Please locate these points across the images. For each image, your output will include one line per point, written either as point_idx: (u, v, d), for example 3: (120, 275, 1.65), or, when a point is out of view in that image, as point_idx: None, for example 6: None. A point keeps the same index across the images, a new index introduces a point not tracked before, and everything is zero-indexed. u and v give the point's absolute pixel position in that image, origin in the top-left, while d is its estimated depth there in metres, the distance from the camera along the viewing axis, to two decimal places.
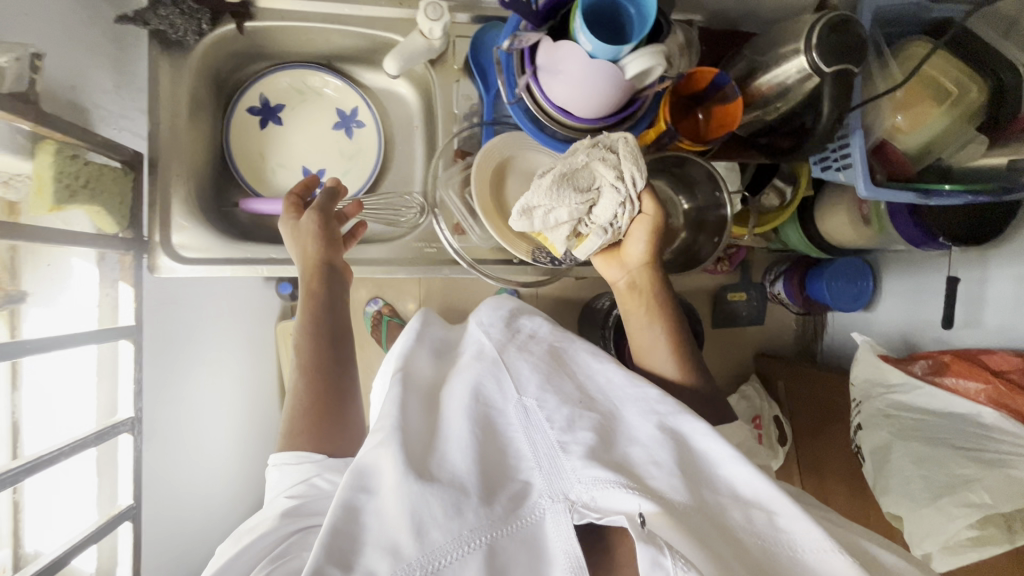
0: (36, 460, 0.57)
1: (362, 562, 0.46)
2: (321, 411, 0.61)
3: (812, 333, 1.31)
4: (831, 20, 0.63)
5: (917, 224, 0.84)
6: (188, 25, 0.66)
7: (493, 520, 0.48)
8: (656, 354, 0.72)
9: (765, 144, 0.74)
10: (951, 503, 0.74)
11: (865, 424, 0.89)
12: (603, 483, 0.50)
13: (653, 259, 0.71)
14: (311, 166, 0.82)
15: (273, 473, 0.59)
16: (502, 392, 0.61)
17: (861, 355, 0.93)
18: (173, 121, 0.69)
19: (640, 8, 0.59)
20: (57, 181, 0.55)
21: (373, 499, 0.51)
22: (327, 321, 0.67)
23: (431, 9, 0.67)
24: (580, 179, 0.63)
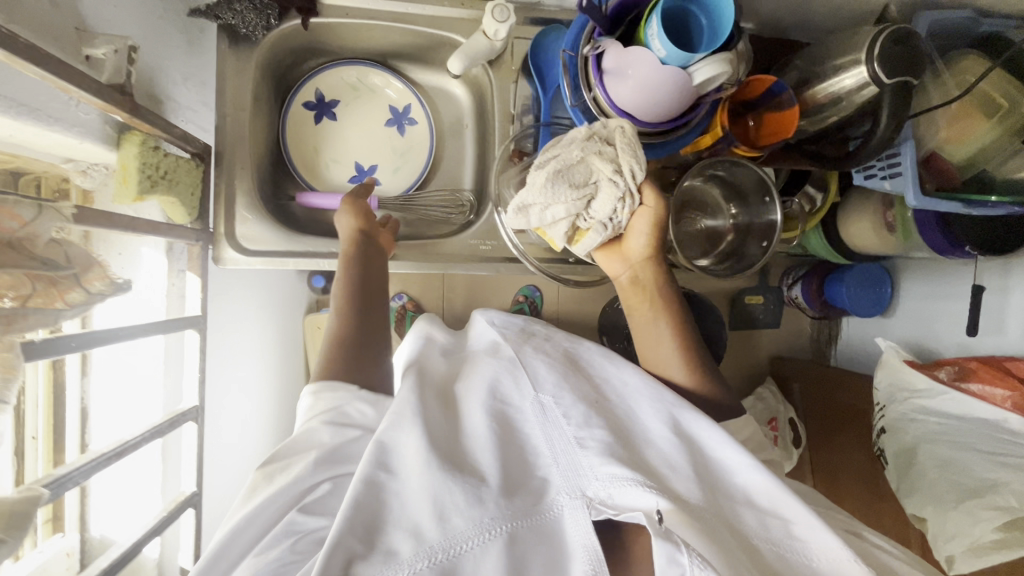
0: (126, 443, 0.56)
1: (386, 541, 0.46)
2: (354, 346, 0.62)
3: (826, 338, 1.34)
4: (893, 33, 0.64)
5: (943, 232, 0.83)
6: (258, 20, 0.67)
7: (513, 511, 0.49)
8: (660, 350, 0.69)
9: (813, 152, 0.75)
10: (976, 505, 0.75)
11: (888, 428, 0.93)
12: (621, 480, 0.50)
13: (657, 252, 0.70)
14: (364, 162, 0.84)
15: (308, 399, 0.58)
16: (518, 388, 0.61)
17: (885, 360, 0.95)
18: (236, 114, 0.69)
19: (712, 19, 0.59)
20: (141, 172, 0.56)
21: (393, 479, 0.51)
22: (362, 274, 0.68)
23: (497, 10, 0.67)
24: (576, 173, 0.62)
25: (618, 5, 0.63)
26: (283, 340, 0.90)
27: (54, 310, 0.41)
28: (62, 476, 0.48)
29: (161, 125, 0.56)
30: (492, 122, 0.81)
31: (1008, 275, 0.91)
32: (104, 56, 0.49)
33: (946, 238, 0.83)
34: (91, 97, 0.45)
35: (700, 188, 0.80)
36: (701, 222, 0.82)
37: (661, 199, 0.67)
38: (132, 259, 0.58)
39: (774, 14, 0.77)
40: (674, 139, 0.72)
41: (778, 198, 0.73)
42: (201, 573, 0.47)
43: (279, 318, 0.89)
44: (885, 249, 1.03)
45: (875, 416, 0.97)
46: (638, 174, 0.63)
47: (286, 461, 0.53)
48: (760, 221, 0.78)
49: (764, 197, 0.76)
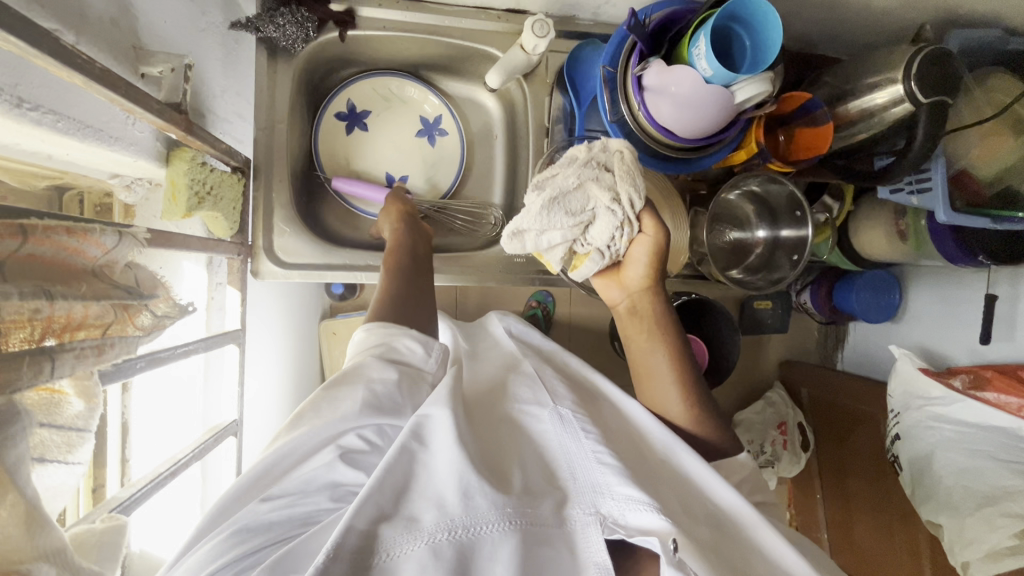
0: (185, 459, 0.55)
1: (409, 508, 0.46)
2: (403, 291, 0.65)
3: (833, 342, 1.33)
4: (931, 53, 0.65)
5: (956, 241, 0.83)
6: (298, 34, 0.67)
7: (530, 512, 0.47)
8: (660, 386, 0.66)
9: (841, 166, 0.77)
10: (993, 512, 0.76)
11: (904, 434, 0.94)
12: (634, 503, 0.49)
13: (653, 282, 0.67)
14: (394, 172, 0.84)
15: (361, 334, 0.60)
16: (538, 399, 0.62)
17: (900, 368, 0.96)
18: (272, 127, 0.69)
19: (756, 40, 0.59)
20: (189, 189, 0.56)
21: (425, 450, 0.50)
22: (406, 247, 0.72)
23: (538, 26, 0.67)
24: (572, 201, 0.60)
25: (659, 22, 0.65)
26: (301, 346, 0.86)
27: (129, 338, 0.37)
28: (126, 500, 0.46)
29: (209, 141, 0.56)
30: (526, 134, 0.81)
31: (1017, 282, 0.89)
32: (162, 74, 0.50)
33: (960, 246, 0.83)
34: (152, 118, 0.45)
35: (734, 202, 0.82)
36: (731, 234, 0.83)
37: (661, 226, 0.63)
38: (175, 271, 0.56)
39: (805, 29, 0.78)
40: (708, 153, 0.72)
41: (810, 210, 0.73)
42: (245, 481, 0.48)
43: (299, 323, 0.85)
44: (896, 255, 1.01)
45: (890, 421, 0.98)
46: (635, 200, 0.61)
47: (333, 396, 0.52)
48: (788, 237, 0.78)
49: (796, 211, 0.76)
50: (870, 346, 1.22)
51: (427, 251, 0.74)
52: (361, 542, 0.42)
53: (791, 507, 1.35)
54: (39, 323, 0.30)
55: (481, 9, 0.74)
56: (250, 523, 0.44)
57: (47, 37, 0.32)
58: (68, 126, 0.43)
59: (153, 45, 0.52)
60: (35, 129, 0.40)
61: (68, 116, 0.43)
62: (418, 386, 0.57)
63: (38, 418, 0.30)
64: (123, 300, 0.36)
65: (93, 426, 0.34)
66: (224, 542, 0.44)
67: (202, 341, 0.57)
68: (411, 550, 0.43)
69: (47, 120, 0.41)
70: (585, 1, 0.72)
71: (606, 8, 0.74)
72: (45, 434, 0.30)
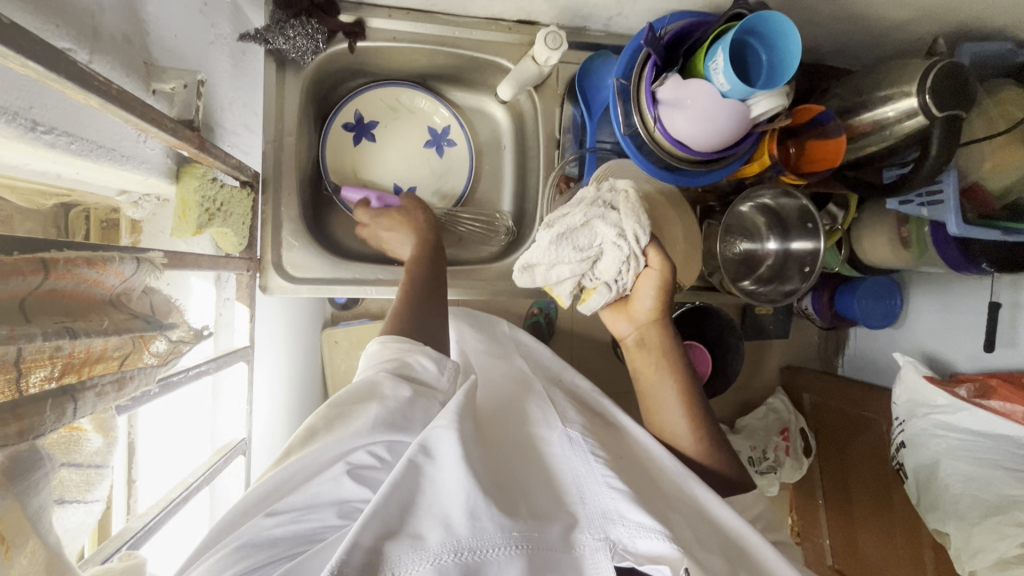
0: (196, 483, 0.53)
1: (413, 524, 0.44)
2: (421, 306, 0.65)
3: (835, 347, 1.32)
4: (946, 67, 0.64)
5: (960, 250, 0.83)
6: (308, 45, 0.66)
7: (539, 536, 0.46)
8: (670, 418, 0.66)
9: (852, 177, 0.77)
10: (1002, 522, 0.76)
11: (909, 443, 0.93)
12: (647, 531, 0.48)
13: (662, 316, 0.67)
14: (402, 184, 0.83)
15: (375, 346, 0.60)
16: (548, 422, 0.62)
17: (904, 375, 0.95)
18: (281, 139, 0.69)
19: (773, 54, 0.59)
20: (200, 206, 0.54)
21: (433, 464, 0.49)
22: (430, 259, 0.71)
23: (550, 38, 0.67)
24: (580, 237, 0.61)
25: (674, 34, 0.64)
26: (304, 357, 0.84)
27: (146, 369, 0.36)
28: (139, 531, 0.45)
29: (220, 157, 0.55)
30: (535, 145, 0.81)
31: (1019, 290, 0.90)
32: (174, 91, 0.49)
33: (963, 255, 0.83)
34: (166, 137, 0.44)
35: (745, 213, 0.82)
36: (741, 246, 0.83)
37: (666, 259, 0.63)
38: (181, 288, 0.56)
39: (817, 41, 0.78)
40: (722, 166, 0.71)
41: (822, 223, 0.72)
42: (257, 499, 0.46)
43: (303, 336, 0.83)
44: (901, 263, 1.00)
45: (894, 429, 0.97)
46: (639, 235, 0.61)
47: (348, 414, 0.51)
48: (798, 249, 0.78)
49: (807, 224, 0.75)
50: (872, 353, 1.22)
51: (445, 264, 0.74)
52: (367, 559, 0.40)
53: (793, 512, 1.34)
54: (59, 361, 0.29)
55: (492, 20, 0.73)
56: (254, 538, 0.43)
57: (66, 61, 0.31)
58: (83, 147, 0.42)
59: (165, 60, 0.51)
60: (48, 152, 0.39)
61: (82, 137, 0.41)
62: (429, 404, 0.55)
63: (60, 460, 0.30)
64: (142, 332, 0.35)
65: (110, 461, 0.33)
66: (224, 558, 0.42)
67: (212, 361, 0.56)
68: (417, 569, 0.41)
69: (61, 142, 0.40)
70: (598, 12, 0.71)
71: (617, 19, 0.73)
72: (64, 474, 0.30)
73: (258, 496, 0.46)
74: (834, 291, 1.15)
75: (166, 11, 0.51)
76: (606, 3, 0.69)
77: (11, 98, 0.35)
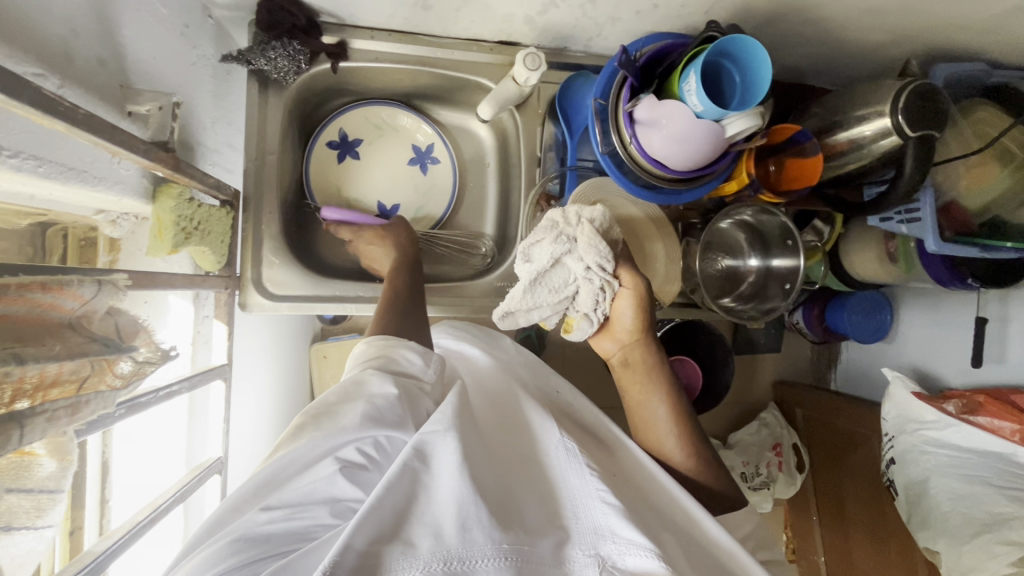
0: (165, 506, 0.52)
1: (406, 532, 0.43)
2: (403, 309, 0.66)
3: (826, 362, 1.32)
4: (917, 88, 0.65)
5: (947, 263, 0.82)
6: (289, 66, 0.66)
7: (530, 550, 0.45)
8: (661, 438, 0.66)
9: (831, 195, 0.77)
10: (993, 539, 0.76)
11: (898, 459, 0.92)
12: (637, 548, 0.47)
13: (645, 332, 0.66)
14: (386, 201, 0.83)
15: (360, 348, 0.60)
16: (546, 431, 0.61)
17: (893, 392, 0.94)
18: (262, 157, 0.69)
19: (746, 75, 0.59)
20: (176, 225, 0.55)
21: (428, 471, 0.49)
22: (409, 266, 0.73)
23: (529, 59, 0.68)
24: (554, 278, 0.63)
25: (649, 56, 0.65)
26: (289, 373, 0.83)
27: (106, 393, 0.36)
28: (99, 556, 0.43)
29: (197, 176, 0.55)
30: (518, 163, 0.81)
31: (1007, 304, 0.90)
32: (149, 113, 0.50)
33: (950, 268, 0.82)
34: (138, 158, 0.45)
35: (726, 230, 0.82)
36: (722, 262, 0.84)
37: (637, 276, 0.64)
38: (160, 307, 0.55)
39: (794, 62, 0.79)
40: (700, 185, 0.72)
41: (802, 240, 0.73)
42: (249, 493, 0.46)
43: (287, 352, 0.83)
44: (886, 279, 1.01)
45: (885, 445, 0.96)
46: (606, 265, 0.62)
47: (335, 408, 0.50)
48: (779, 266, 0.79)
49: (786, 240, 0.76)
50: (862, 368, 1.22)
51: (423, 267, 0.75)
52: (360, 561, 0.39)
53: (786, 530, 1.33)
54: (8, 386, 0.29)
55: (474, 40, 0.74)
56: (247, 532, 0.42)
57: (30, 88, 0.32)
58: (50, 170, 0.42)
59: (143, 82, 0.52)
60: (14, 175, 0.39)
61: (51, 160, 0.42)
62: (418, 399, 0.55)
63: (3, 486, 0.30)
64: (101, 355, 0.35)
65: (63, 486, 0.33)
66: (218, 552, 0.41)
67: (186, 379, 0.55)
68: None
69: (27, 165, 0.40)
70: (577, 34, 0.72)
71: (597, 40, 0.74)
72: (10, 501, 0.31)
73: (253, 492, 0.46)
74: (825, 307, 1.15)
75: (144, 34, 0.52)
76: (584, 25, 0.70)
77: None
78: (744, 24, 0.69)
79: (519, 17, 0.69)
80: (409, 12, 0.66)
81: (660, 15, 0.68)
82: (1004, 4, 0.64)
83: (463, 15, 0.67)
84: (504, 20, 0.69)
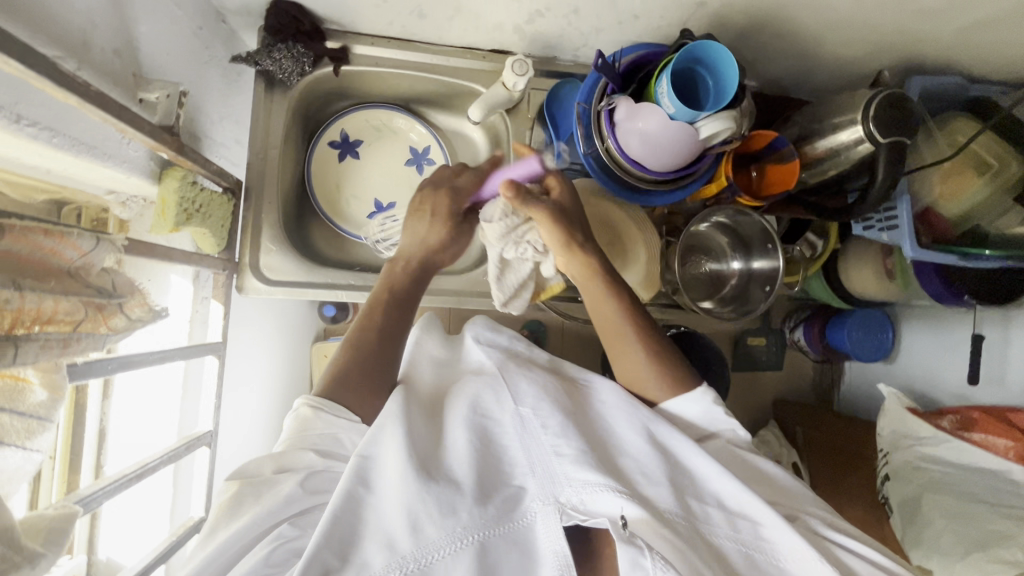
0: (152, 463, 0.55)
1: (359, 555, 0.47)
2: (365, 366, 0.62)
3: (829, 381, 1.25)
4: (887, 97, 0.68)
5: (942, 281, 0.79)
6: (293, 68, 0.71)
7: (485, 518, 0.49)
8: (627, 354, 0.66)
9: (812, 203, 0.78)
10: (983, 558, 0.70)
11: (893, 475, 0.88)
12: (592, 487, 0.51)
13: (573, 248, 0.67)
14: (383, 199, 0.88)
15: (301, 410, 0.58)
16: (498, 402, 0.60)
17: (887, 407, 0.92)
18: (266, 152, 0.74)
19: (718, 81, 0.63)
20: (178, 206, 0.59)
21: (371, 493, 0.51)
22: (401, 297, 0.69)
23: (517, 65, 0.72)
24: (509, 260, 0.72)
25: (629, 64, 0.69)
26: (286, 367, 0.87)
27: (99, 335, 0.40)
28: (90, 495, 0.47)
29: (199, 161, 0.60)
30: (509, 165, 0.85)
31: (1009, 326, 0.87)
32: (158, 100, 0.55)
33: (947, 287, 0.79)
34: (145, 138, 0.50)
35: (706, 233, 0.85)
36: (706, 265, 0.86)
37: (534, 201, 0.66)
38: (161, 284, 0.62)
39: (776, 75, 0.82)
40: (681, 188, 0.74)
41: (780, 244, 0.75)
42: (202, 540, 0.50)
43: (285, 345, 0.86)
44: (886, 297, 0.97)
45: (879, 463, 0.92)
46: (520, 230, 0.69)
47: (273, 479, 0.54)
48: (759, 269, 0.81)
49: (767, 244, 0.78)
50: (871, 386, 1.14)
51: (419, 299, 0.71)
52: None
53: None
54: (9, 313, 0.33)
55: (467, 49, 0.79)
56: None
57: (44, 61, 0.37)
58: (64, 142, 0.47)
59: (154, 73, 0.57)
60: (32, 143, 0.44)
61: (64, 133, 0.47)
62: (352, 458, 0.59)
63: None
64: (93, 299, 0.39)
65: (54, 415, 0.38)
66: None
67: (182, 349, 0.59)
68: None
69: (43, 136, 0.45)
70: (564, 43, 0.77)
71: (584, 50, 0.79)
72: (5, 419, 0.35)
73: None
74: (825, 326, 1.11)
75: (161, 33, 0.57)
76: (571, 35, 0.75)
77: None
78: (722, 36, 0.73)
79: (508, 26, 0.73)
80: (405, 20, 0.71)
81: (642, 27, 0.73)
82: (969, 17, 0.66)
83: (455, 23, 0.72)
84: (494, 29, 0.74)
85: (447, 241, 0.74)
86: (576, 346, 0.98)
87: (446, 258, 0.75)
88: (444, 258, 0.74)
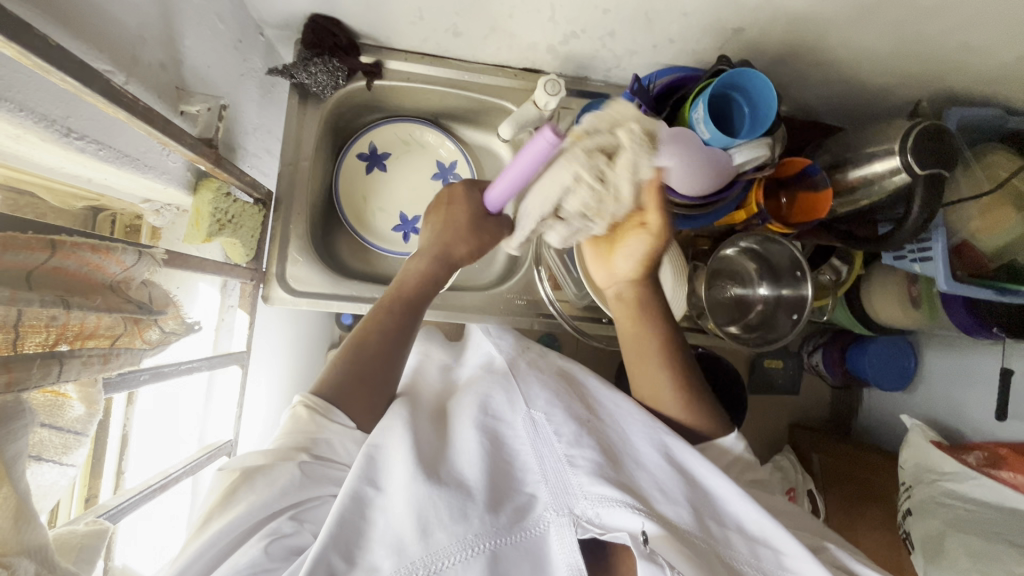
0: (176, 473, 0.56)
1: (367, 558, 0.46)
2: (371, 369, 0.60)
3: (847, 409, 1.19)
4: (927, 128, 0.67)
5: (971, 313, 0.77)
6: (327, 81, 0.72)
7: (496, 527, 0.48)
8: (649, 374, 0.66)
9: (844, 231, 0.76)
10: None
11: (915, 511, 0.83)
12: (609, 501, 0.50)
13: (645, 278, 0.68)
14: (408, 212, 0.88)
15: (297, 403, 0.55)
16: (512, 405, 0.60)
17: (911, 438, 0.88)
18: (297, 163, 0.74)
19: (755, 108, 0.63)
20: (212, 216, 0.60)
21: (381, 496, 0.50)
22: (412, 298, 0.67)
23: (549, 85, 0.72)
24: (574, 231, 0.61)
25: (664, 86, 0.68)
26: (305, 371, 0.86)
27: (135, 349, 0.41)
28: (114, 507, 0.47)
29: (234, 174, 0.60)
30: None
31: None
32: (198, 112, 0.57)
33: (976, 319, 0.77)
34: (185, 151, 0.50)
35: (734, 258, 0.83)
36: (732, 290, 0.85)
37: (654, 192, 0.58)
38: (190, 292, 0.64)
39: (809, 101, 0.81)
40: (711, 212, 0.73)
41: (809, 272, 0.74)
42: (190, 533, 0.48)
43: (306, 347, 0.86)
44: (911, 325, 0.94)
45: (901, 497, 0.88)
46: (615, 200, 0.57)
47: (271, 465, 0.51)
48: (788, 296, 0.79)
49: (796, 272, 0.77)
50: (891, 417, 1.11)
51: (427, 299, 0.68)
52: None
53: None
54: (54, 330, 0.34)
55: (499, 67, 0.79)
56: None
57: (99, 79, 0.37)
58: (109, 154, 0.47)
59: (195, 85, 0.58)
60: (77, 155, 0.45)
61: (110, 146, 0.47)
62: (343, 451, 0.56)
63: (40, 419, 0.36)
64: (134, 315, 0.40)
65: (88, 431, 0.39)
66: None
67: (205, 359, 0.59)
68: None
69: (90, 149, 0.45)
70: (596, 64, 0.77)
71: (617, 71, 0.79)
72: (44, 434, 0.36)
73: (203, 567, 0.46)
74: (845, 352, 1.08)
75: (204, 47, 0.58)
76: (604, 56, 0.74)
77: (52, 107, 0.40)
78: (756, 62, 0.73)
79: (542, 46, 0.73)
80: (440, 37, 0.72)
81: (677, 50, 0.72)
82: (1012, 50, 0.65)
83: (490, 42, 0.72)
84: (528, 48, 0.74)
85: (467, 234, 0.69)
86: (594, 364, 0.96)
87: (467, 251, 0.71)
88: (463, 254, 0.70)
